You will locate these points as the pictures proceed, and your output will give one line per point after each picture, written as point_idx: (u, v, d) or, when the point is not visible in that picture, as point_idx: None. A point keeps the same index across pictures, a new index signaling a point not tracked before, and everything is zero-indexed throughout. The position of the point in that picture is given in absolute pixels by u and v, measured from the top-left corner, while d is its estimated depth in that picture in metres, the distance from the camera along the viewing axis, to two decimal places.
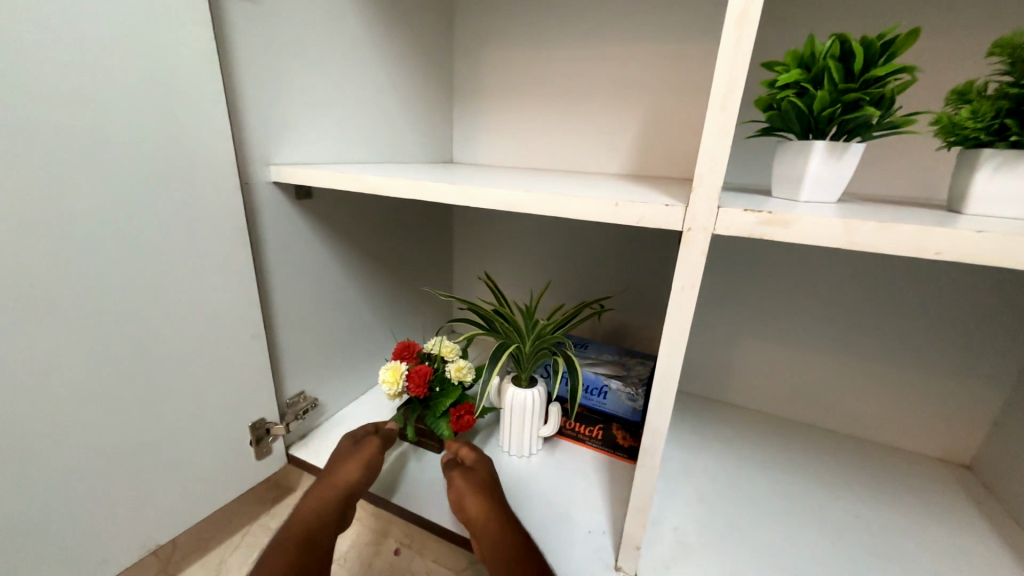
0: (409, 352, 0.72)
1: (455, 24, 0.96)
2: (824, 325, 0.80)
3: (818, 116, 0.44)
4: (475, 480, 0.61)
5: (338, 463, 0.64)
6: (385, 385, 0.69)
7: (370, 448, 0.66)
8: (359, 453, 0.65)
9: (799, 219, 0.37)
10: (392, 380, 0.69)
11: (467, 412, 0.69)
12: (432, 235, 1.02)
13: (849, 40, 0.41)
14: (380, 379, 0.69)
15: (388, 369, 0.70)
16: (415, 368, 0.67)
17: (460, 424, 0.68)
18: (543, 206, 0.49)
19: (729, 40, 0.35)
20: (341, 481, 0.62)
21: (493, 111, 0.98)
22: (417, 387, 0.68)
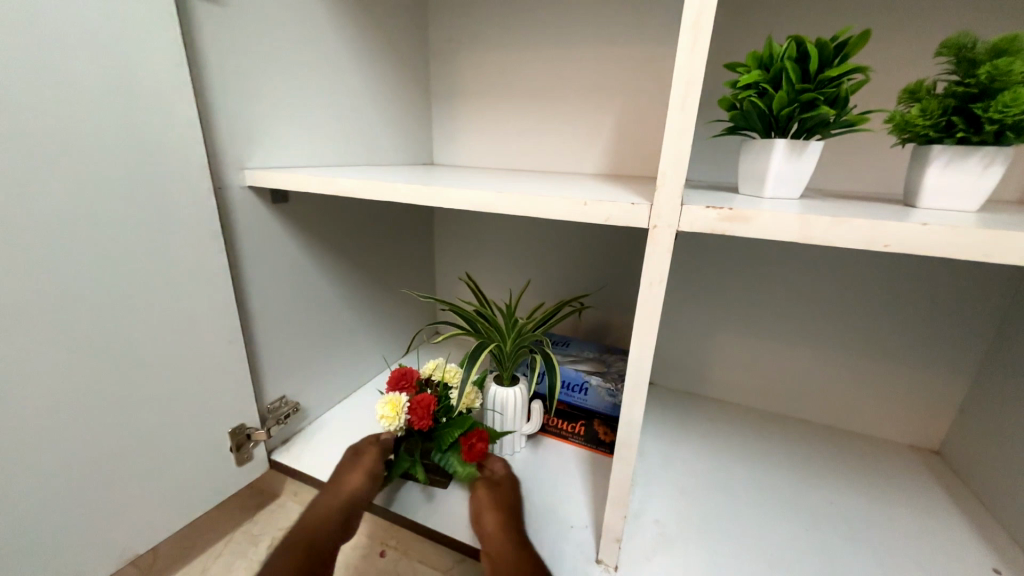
0: (409, 381, 0.69)
1: (430, 26, 0.96)
2: (796, 318, 0.82)
3: (778, 115, 0.46)
4: (498, 495, 0.61)
5: (341, 474, 0.64)
6: (385, 420, 0.65)
7: (370, 456, 0.66)
8: (359, 463, 0.65)
9: (757, 214, 0.39)
10: (392, 413, 0.65)
11: (478, 440, 0.64)
12: (412, 237, 1.02)
13: (804, 42, 0.43)
14: (378, 415, 0.65)
15: (386, 402, 0.66)
16: (420, 397, 0.65)
17: (472, 453, 0.64)
18: (516, 206, 0.50)
19: (687, 41, 0.36)
20: (345, 492, 0.61)
21: (470, 113, 0.98)
22: (422, 416, 0.64)
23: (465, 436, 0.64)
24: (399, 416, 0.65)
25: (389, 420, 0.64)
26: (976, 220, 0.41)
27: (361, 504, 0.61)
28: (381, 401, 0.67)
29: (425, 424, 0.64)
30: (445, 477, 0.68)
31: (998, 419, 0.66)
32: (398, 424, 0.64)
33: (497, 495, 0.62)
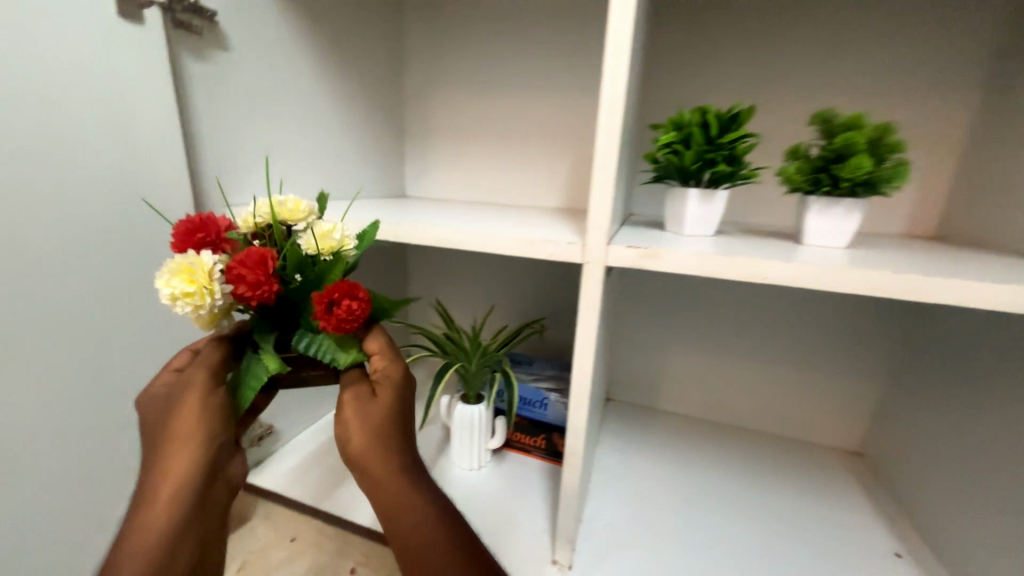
0: (204, 232, 0.43)
1: (406, 71, 1.04)
2: (735, 336, 0.92)
3: (691, 167, 0.55)
4: (373, 417, 0.41)
5: (159, 449, 0.37)
6: (177, 301, 0.39)
7: (199, 418, 0.38)
8: (180, 436, 0.37)
9: (667, 253, 0.48)
10: (188, 287, 0.39)
11: (340, 295, 0.41)
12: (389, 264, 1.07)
13: (706, 113, 0.54)
14: (163, 295, 0.39)
15: (171, 273, 0.40)
16: (240, 255, 0.40)
17: (333, 320, 0.41)
18: (472, 242, 0.57)
19: (607, 118, 0.46)
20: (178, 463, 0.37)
21: (442, 150, 1.06)
22: (263, 279, 0.40)
23: (318, 298, 0.41)
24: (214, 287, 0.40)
25: (188, 303, 0.39)
26: (844, 258, 0.51)
27: (212, 471, 0.38)
28: (163, 276, 0.40)
29: (271, 291, 0.40)
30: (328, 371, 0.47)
31: (911, 423, 0.76)
32: (204, 304, 0.39)
33: (379, 415, 0.41)
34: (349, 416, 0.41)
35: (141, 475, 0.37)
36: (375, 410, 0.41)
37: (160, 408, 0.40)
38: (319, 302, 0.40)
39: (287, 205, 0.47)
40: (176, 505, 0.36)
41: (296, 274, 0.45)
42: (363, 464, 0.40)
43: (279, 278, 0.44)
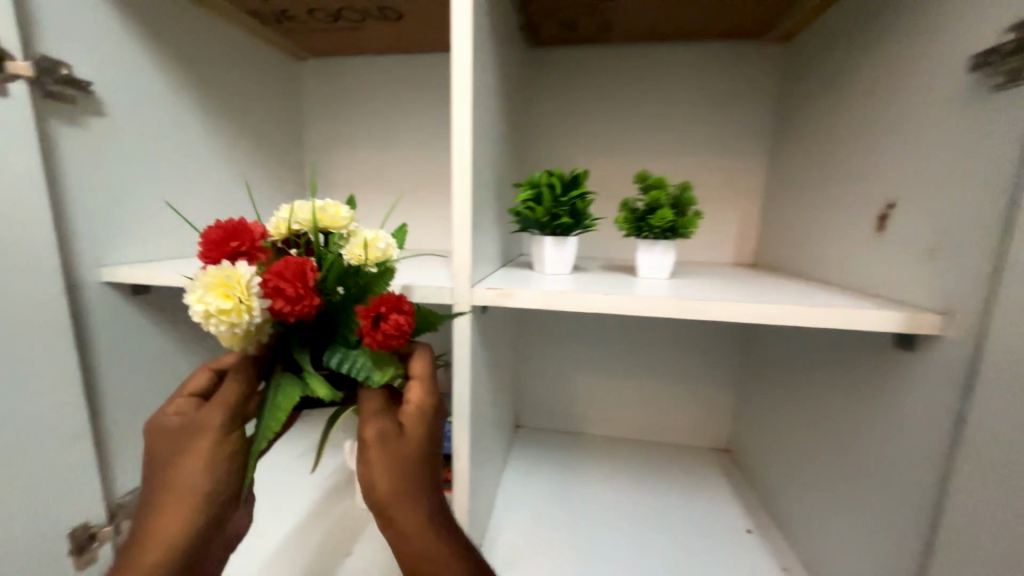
0: (244, 242, 0.41)
1: (305, 127, 1.09)
2: (619, 357, 1.05)
3: (544, 220, 0.66)
4: (399, 463, 0.41)
5: (166, 479, 0.39)
6: (211, 317, 0.36)
7: (196, 485, 0.38)
8: (176, 500, 0.38)
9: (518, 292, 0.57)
10: (223, 302, 0.37)
11: (388, 308, 0.39)
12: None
13: (551, 176, 0.66)
14: (193, 310, 0.37)
15: (208, 285, 0.37)
16: (275, 264, 0.38)
17: (377, 337, 0.38)
18: None
19: (460, 182, 0.54)
20: (184, 494, 0.38)
21: (344, 200, 1.11)
22: (305, 293, 0.38)
23: (364, 310, 0.39)
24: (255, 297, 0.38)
25: (221, 321, 0.37)
26: (664, 287, 0.65)
27: (214, 507, 0.39)
28: (195, 291, 0.37)
29: (313, 304, 0.39)
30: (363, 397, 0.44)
31: (754, 418, 0.92)
32: (239, 320, 0.37)
33: (407, 469, 0.41)
34: (375, 463, 0.40)
35: (150, 501, 0.39)
36: (400, 458, 0.41)
37: (166, 455, 0.39)
38: (364, 315, 0.38)
39: (328, 214, 0.48)
40: (175, 544, 0.38)
41: (337, 286, 0.44)
42: (390, 509, 0.41)
43: (322, 291, 0.43)
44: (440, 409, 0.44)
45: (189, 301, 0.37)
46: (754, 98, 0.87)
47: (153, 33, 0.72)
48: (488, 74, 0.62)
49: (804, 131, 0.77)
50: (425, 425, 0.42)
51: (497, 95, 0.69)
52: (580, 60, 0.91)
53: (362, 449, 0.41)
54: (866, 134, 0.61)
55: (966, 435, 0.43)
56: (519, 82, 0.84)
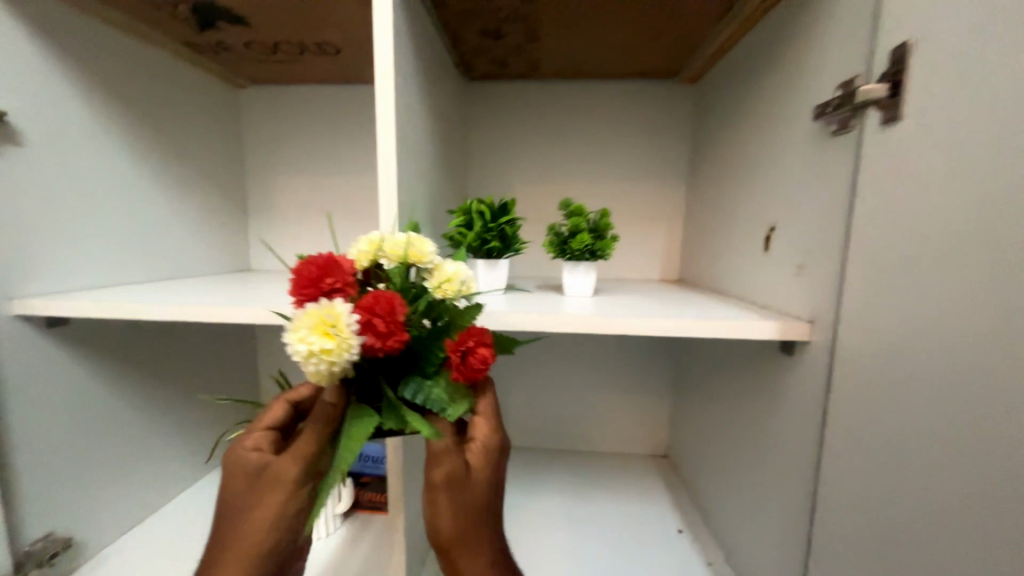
0: (337, 279, 0.41)
1: (246, 153, 1.09)
2: (563, 371, 1.09)
3: (475, 245, 0.70)
4: (464, 505, 0.41)
5: (237, 520, 0.39)
6: (313, 355, 0.36)
7: (269, 526, 0.39)
8: (246, 539, 0.38)
9: None
10: (324, 340, 0.36)
11: (477, 344, 0.41)
12: (234, 339, 1.04)
13: (481, 204, 0.70)
14: (295, 346, 0.37)
15: (308, 323, 0.37)
16: (370, 300, 0.38)
17: (469, 368, 0.40)
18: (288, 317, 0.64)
19: (386, 215, 0.58)
20: (252, 537, 0.38)
21: (287, 225, 1.11)
22: (396, 329, 0.39)
23: (458, 343, 0.41)
24: (354, 335, 0.37)
25: (322, 358, 0.36)
26: (587, 304, 0.70)
27: (280, 551, 0.39)
28: (296, 329, 0.37)
29: (403, 338, 0.39)
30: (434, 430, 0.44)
31: (685, 424, 0.99)
32: (341, 358, 0.37)
33: (471, 513, 0.42)
34: (443, 506, 0.41)
35: (220, 534, 0.39)
36: (465, 502, 0.41)
37: (240, 492, 0.39)
38: (455, 350, 0.41)
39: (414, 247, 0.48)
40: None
41: (423, 318, 0.45)
42: (455, 550, 0.42)
43: (411, 323, 0.44)
44: (504, 448, 0.44)
45: (290, 339, 0.37)
46: (670, 131, 0.97)
47: (78, 61, 0.71)
48: (417, 110, 0.66)
49: (710, 161, 0.87)
50: (491, 469, 0.42)
51: (430, 128, 0.73)
52: (513, 94, 0.98)
53: (432, 489, 0.41)
54: (753, 167, 0.70)
55: (828, 428, 0.49)
56: (455, 114, 0.89)
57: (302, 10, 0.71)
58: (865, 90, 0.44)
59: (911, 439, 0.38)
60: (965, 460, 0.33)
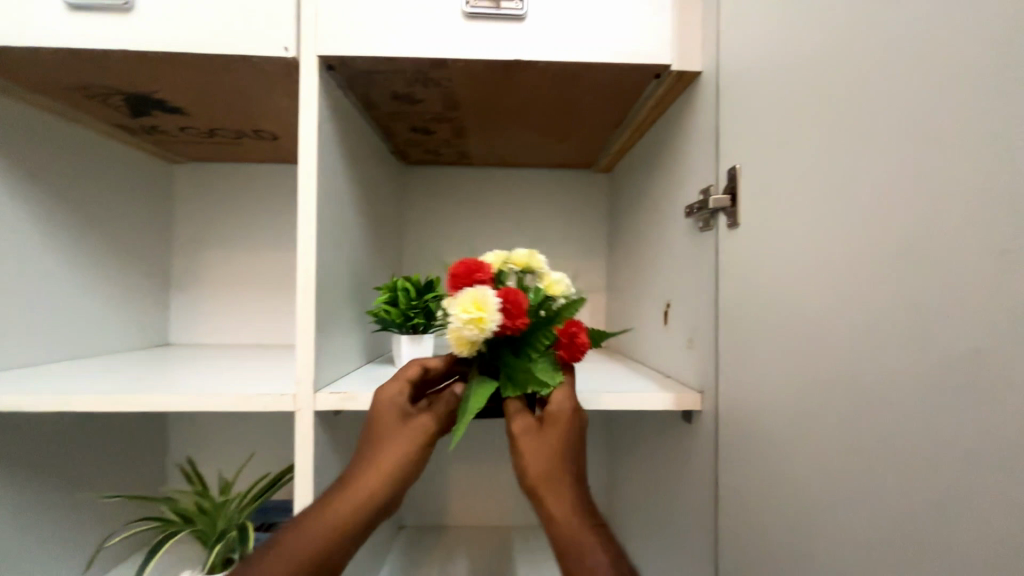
0: (487, 274, 0.52)
1: (175, 226, 1.07)
2: (498, 441, 1.09)
3: (399, 321, 0.72)
4: (548, 449, 0.51)
5: (376, 444, 0.52)
6: (469, 323, 0.47)
7: (400, 456, 0.52)
8: (380, 463, 0.51)
9: (359, 395, 0.61)
10: (476, 315, 0.47)
11: (580, 332, 0.53)
12: (140, 423, 0.96)
13: (404, 282, 0.74)
14: (455, 315, 0.48)
15: (465, 304, 0.48)
16: (507, 291, 0.49)
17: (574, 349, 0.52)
18: (191, 404, 0.60)
19: (303, 298, 0.59)
20: (387, 458, 0.51)
21: (214, 298, 1.08)
22: (520, 316, 0.49)
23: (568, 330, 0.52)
24: (494, 318, 0.48)
25: (473, 328, 0.47)
26: None
27: (408, 470, 0.52)
28: (457, 304, 0.49)
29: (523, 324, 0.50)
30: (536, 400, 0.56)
31: (617, 489, 1.00)
32: (488, 330, 0.47)
33: (551, 457, 0.51)
34: (526, 452, 0.51)
35: (359, 455, 0.53)
36: (546, 448, 0.51)
37: (383, 424, 0.53)
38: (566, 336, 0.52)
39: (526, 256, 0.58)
40: (377, 492, 0.50)
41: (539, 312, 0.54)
42: (541, 492, 0.50)
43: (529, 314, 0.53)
44: (579, 411, 0.54)
45: (451, 310, 0.49)
46: (591, 211, 1.08)
47: None
48: (344, 198, 0.70)
49: (622, 240, 0.97)
50: (564, 426, 0.52)
51: (359, 212, 0.78)
52: (447, 178, 1.06)
53: (513, 442, 0.52)
54: (652, 248, 0.80)
55: (728, 493, 0.53)
56: (390, 196, 0.95)
57: (237, 105, 0.76)
58: (714, 201, 0.55)
59: (791, 502, 0.43)
60: (831, 522, 0.37)
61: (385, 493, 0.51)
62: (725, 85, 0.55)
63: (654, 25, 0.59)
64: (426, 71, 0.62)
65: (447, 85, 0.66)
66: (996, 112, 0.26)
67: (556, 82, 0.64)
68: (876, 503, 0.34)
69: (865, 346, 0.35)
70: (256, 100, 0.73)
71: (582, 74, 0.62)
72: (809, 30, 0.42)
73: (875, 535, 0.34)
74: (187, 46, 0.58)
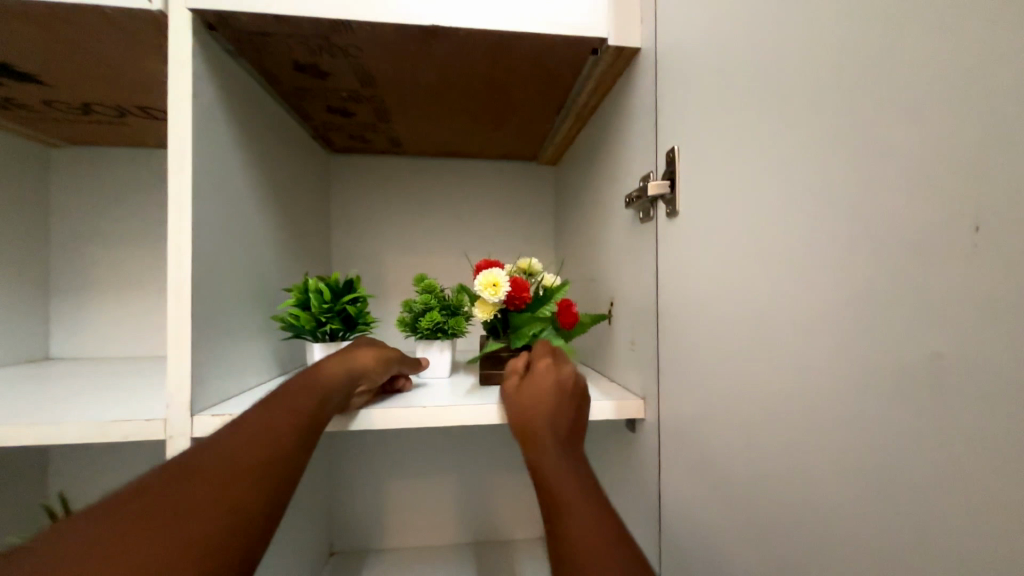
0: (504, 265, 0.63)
1: (54, 221, 0.91)
2: (440, 452, 1.01)
3: (310, 327, 0.63)
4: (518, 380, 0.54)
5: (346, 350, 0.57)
6: (487, 291, 0.58)
7: (369, 358, 0.56)
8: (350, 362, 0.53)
9: None
10: (495, 286, 0.58)
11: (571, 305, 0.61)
12: (17, 463, 0.78)
13: (319, 283, 0.64)
14: (477, 285, 0.58)
15: (482, 279, 0.59)
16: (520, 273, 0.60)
17: (568, 317, 0.60)
18: (26, 437, 0.48)
19: (175, 302, 0.49)
20: (351, 353, 0.55)
21: (106, 303, 0.93)
22: (525, 292, 0.59)
23: (561, 301, 0.60)
24: (507, 291, 0.58)
25: (490, 293, 0.58)
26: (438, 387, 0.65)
27: (357, 375, 0.54)
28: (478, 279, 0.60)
29: (527, 297, 0.60)
30: None
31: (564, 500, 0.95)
32: (501, 297, 0.58)
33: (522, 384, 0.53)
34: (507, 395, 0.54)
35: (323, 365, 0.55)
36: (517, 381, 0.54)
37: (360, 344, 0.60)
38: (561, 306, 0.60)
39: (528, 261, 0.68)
40: (335, 380, 0.51)
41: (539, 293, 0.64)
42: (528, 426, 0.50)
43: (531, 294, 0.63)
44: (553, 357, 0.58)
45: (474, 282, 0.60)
46: (536, 206, 1.02)
47: None
48: (240, 183, 0.60)
49: (566, 237, 0.93)
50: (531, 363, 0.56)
51: (264, 202, 0.67)
52: (379, 169, 0.97)
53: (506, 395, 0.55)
54: (593, 244, 0.75)
55: (677, 510, 0.48)
56: (311, 186, 0.85)
57: (109, 73, 0.63)
58: (652, 187, 0.50)
59: (741, 524, 0.38)
60: (786, 552, 0.32)
61: (335, 384, 0.51)
62: (663, 61, 0.51)
63: None
64: (329, 35, 0.53)
65: (357, 54, 0.57)
66: (957, 65, 0.22)
67: (483, 54, 0.57)
68: (825, 530, 0.29)
69: (815, 349, 0.30)
70: (131, 66, 0.61)
71: (511, 45, 0.55)
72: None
73: (824, 570, 0.29)
74: None
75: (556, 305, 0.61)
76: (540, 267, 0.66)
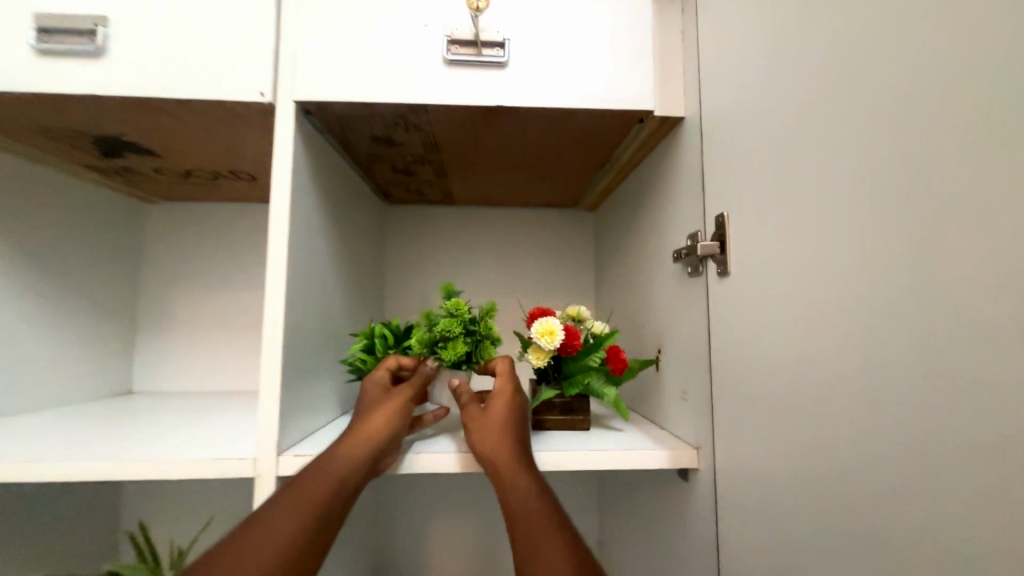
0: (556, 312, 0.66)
1: (146, 268, 1.03)
2: (483, 492, 1.03)
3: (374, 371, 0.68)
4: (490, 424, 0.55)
5: (361, 414, 0.57)
6: (544, 339, 0.61)
7: (379, 427, 0.55)
8: (360, 440, 0.53)
9: None
10: (551, 334, 0.62)
11: (620, 352, 0.65)
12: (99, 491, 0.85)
13: (383, 328, 0.70)
14: (534, 332, 0.62)
15: (540, 327, 0.62)
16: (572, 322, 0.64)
17: (618, 363, 0.63)
18: (138, 471, 0.54)
19: (269, 352, 0.55)
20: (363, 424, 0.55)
21: (184, 341, 1.03)
22: (577, 340, 0.63)
23: (611, 348, 0.63)
24: (561, 339, 0.62)
25: (547, 340, 0.61)
26: None
27: (374, 447, 0.54)
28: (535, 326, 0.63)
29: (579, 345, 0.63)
30: (585, 413, 0.66)
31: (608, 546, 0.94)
32: (556, 345, 0.61)
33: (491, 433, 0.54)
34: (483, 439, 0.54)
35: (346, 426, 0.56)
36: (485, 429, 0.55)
37: (374, 397, 0.59)
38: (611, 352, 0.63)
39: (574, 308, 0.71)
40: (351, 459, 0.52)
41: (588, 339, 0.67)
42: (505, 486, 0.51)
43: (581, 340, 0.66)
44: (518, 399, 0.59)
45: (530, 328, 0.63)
46: (577, 250, 1.06)
47: None
48: (319, 241, 0.67)
49: (607, 281, 0.96)
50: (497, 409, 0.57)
51: (336, 255, 0.75)
52: (430, 218, 1.05)
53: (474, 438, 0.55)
54: (637, 292, 0.78)
55: (736, 565, 0.48)
56: (371, 236, 0.93)
57: (213, 147, 0.73)
58: (702, 247, 0.53)
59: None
60: None
61: (350, 464, 0.52)
62: (708, 131, 0.55)
63: (635, 73, 0.59)
64: (406, 116, 0.61)
65: (428, 129, 0.65)
66: (994, 178, 0.25)
67: (538, 126, 0.64)
68: None
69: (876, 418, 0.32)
70: (232, 142, 0.71)
71: (564, 119, 0.61)
72: (787, 80, 0.42)
73: None
74: (156, 90, 0.56)
75: (606, 352, 0.65)
76: (589, 314, 0.68)
